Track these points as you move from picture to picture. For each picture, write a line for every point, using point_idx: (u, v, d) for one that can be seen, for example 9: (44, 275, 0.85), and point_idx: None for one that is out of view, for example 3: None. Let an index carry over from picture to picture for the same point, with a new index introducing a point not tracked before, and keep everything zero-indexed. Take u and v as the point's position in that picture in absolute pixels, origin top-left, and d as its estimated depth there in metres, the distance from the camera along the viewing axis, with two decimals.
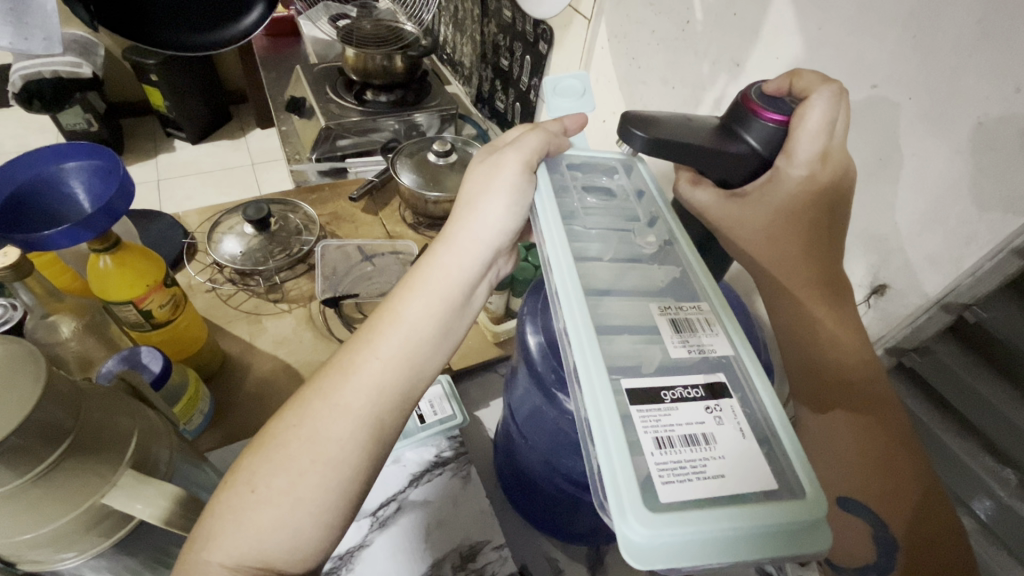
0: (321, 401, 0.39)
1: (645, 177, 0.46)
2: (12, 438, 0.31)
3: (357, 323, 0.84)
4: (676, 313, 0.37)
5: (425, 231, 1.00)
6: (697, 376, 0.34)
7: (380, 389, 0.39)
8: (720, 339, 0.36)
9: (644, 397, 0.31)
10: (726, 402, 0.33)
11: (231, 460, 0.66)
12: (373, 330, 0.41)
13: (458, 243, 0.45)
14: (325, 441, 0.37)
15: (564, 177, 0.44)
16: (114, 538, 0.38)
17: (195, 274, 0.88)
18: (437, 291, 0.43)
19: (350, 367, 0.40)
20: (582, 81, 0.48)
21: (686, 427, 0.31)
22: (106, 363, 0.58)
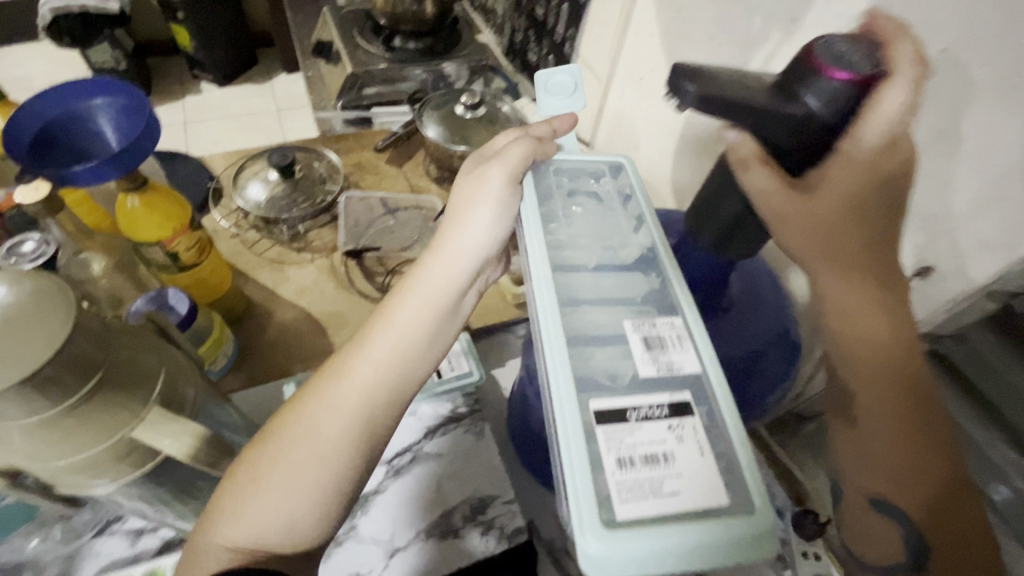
0: (313, 404, 0.41)
1: (630, 178, 0.47)
2: (45, 368, 0.32)
3: (377, 276, 0.84)
4: (648, 329, 0.38)
5: (449, 186, 0.98)
6: (663, 395, 0.35)
7: (368, 391, 0.42)
8: (688, 355, 0.37)
9: (608, 417, 0.34)
10: (689, 420, 0.34)
11: (253, 402, 0.69)
12: (364, 335, 0.44)
13: (445, 253, 0.47)
14: (314, 435, 0.40)
15: (550, 191, 0.47)
16: (143, 469, 0.40)
17: (220, 219, 0.88)
18: (426, 297, 0.45)
19: (339, 368, 0.42)
20: (573, 76, 0.46)
21: (648, 445, 0.33)
22: (135, 303, 0.59)
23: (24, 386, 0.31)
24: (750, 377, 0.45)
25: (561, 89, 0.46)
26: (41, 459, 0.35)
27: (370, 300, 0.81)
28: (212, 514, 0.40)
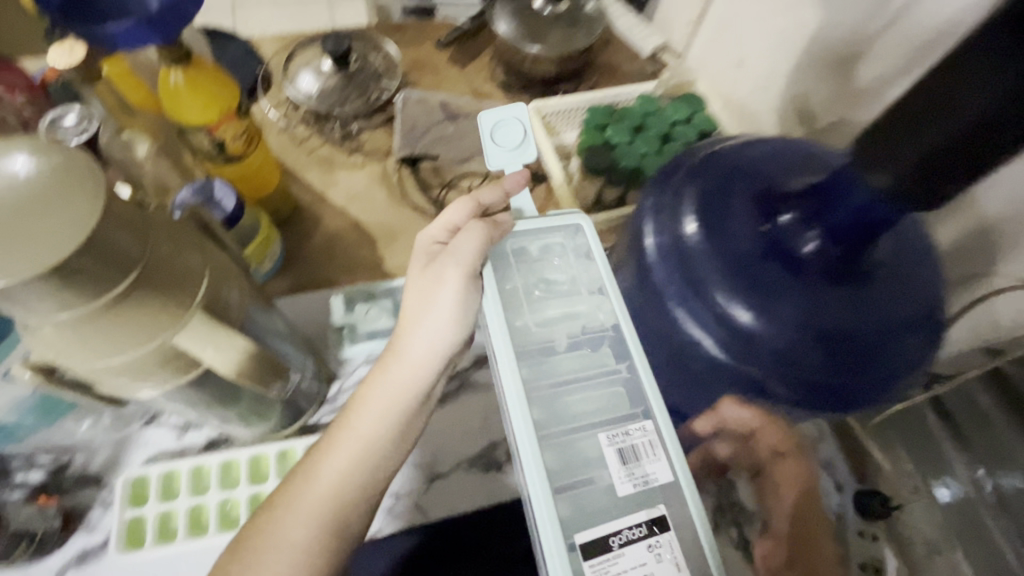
0: (286, 511, 0.42)
1: (589, 241, 0.46)
2: (73, 261, 0.27)
3: (433, 189, 0.77)
4: (623, 440, 0.38)
5: (517, 95, 0.87)
6: (641, 513, 0.36)
7: (338, 487, 0.43)
8: (663, 466, 0.38)
9: (593, 550, 0.34)
10: (667, 536, 0.36)
11: (298, 309, 0.66)
12: (326, 445, 0.45)
13: (406, 355, 0.46)
14: (288, 548, 0.41)
15: (511, 273, 0.45)
16: (187, 376, 0.37)
17: (269, 109, 0.81)
18: (392, 393, 0.45)
19: (313, 473, 0.44)
20: (519, 128, 0.51)
21: (631, 572, 0.34)
22: (179, 193, 0.55)
23: (50, 279, 0.27)
24: (877, 360, 0.38)
25: (508, 136, 0.51)
26: (79, 358, 0.32)
27: (424, 214, 0.75)
28: None
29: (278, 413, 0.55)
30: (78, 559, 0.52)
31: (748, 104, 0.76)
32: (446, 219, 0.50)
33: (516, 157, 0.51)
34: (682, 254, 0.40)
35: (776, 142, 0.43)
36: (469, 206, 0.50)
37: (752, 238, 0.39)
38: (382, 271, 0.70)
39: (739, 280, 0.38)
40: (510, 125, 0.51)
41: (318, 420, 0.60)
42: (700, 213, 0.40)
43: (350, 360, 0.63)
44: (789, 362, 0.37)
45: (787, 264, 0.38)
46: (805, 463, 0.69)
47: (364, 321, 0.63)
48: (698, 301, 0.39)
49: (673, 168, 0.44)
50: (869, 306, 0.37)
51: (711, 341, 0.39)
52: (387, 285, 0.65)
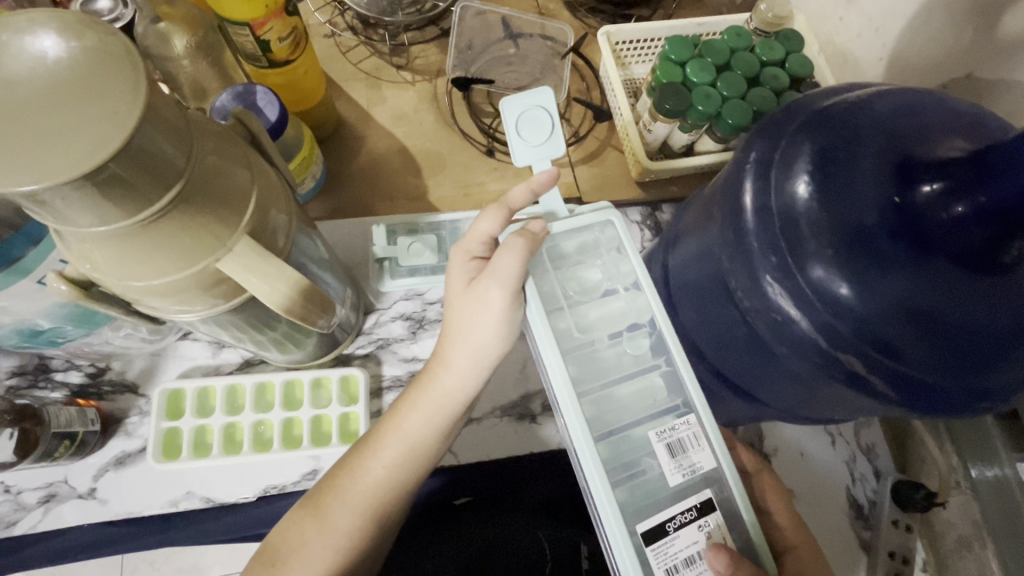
0: (334, 499, 0.44)
1: (619, 233, 0.45)
2: (111, 166, 0.23)
3: (485, 117, 0.71)
4: (669, 434, 0.39)
5: (586, 16, 0.77)
6: (690, 498, 0.37)
7: (384, 480, 0.44)
8: (707, 453, 0.38)
9: (652, 535, 0.35)
10: (713, 516, 0.37)
11: (337, 235, 0.62)
12: (373, 439, 0.45)
13: (451, 361, 0.45)
14: (336, 532, 0.43)
15: (547, 276, 0.44)
16: (231, 302, 0.34)
17: (314, 11, 0.74)
18: (437, 400, 0.45)
19: (355, 467, 0.44)
20: (548, 117, 0.46)
21: (687, 550, 0.36)
22: (220, 96, 0.50)
23: (84, 185, 0.23)
24: (997, 366, 0.32)
25: (535, 130, 0.46)
26: (117, 276, 0.29)
27: (475, 143, 0.69)
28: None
29: (314, 341, 0.53)
30: (116, 462, 0.53)
31: (853, 49, 0.66)
32: (479, 231, 0.45)
33: (544, 153, 0.47)
34: (787, 215, 0.34)
35: (924, 98, 0.36)
36: (501, 214, 0.44)
37: (877, 206, 0.33)
38: (426, 202, 0.66)
39: (852, 253, 0.32)
40: (533, 115, 0.46)
41: (354, 350, 0.59)
42: (817, 171, 0.34)
43: (389, 294, 0.60)
44: (893, 355, 0.32)
45: (913, 241, 0.32)
46: (847, 447, 0.66)
47: (405, 256, 0.59)
48: (797, 271, 0.33)
49: (788, 116, 0.38)
50: (1001, 303, 0.31)
51: (804, 320, 0.34)
52: (432, 220, 0.61)
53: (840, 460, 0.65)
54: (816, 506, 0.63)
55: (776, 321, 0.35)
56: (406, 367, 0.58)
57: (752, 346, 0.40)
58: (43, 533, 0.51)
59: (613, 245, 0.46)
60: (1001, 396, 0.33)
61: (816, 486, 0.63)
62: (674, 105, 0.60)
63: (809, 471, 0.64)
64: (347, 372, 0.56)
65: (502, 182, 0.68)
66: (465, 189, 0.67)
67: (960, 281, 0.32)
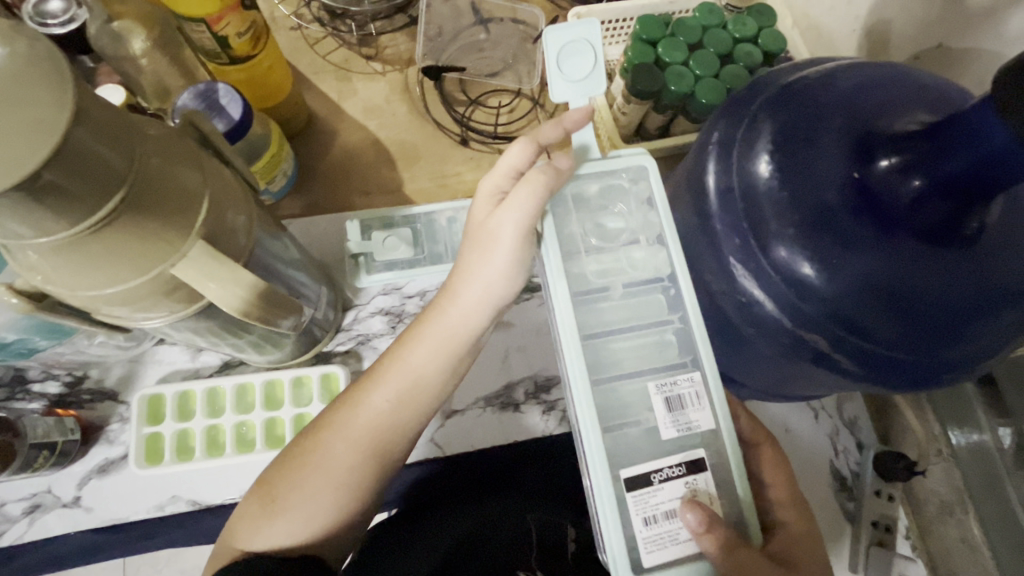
0: (332, 435, 0.42)
1: (650, 186, 0.41)
2: (44, 174, 0.23)
3: (457, 106, 0.70)
4: (670, 388, 0.36)
5: None
6: (677, 454, 0.35)
7: (378, 427, 0.42)
8: (706, 413, 0.36)
9: (634, 483, 0.34)
10: (703, 476, 0.35)
11: (311, 233, 0.62)
12: (374, 373, 0.44)
13: (460, 299, 0.42)
14: (334, 467, 0.41)
15: (569, 221, 0.40)
16: (192, 307, 0.34)
17: (278, 3, 0.72)
18: (440, 335, 0.43)
19: (358, 401, 0.43)
20: (597, 49, 0.42)
21: (670, 503, 0.34)
22: (181, 96, 0.49)
23: (21, 193, 0.23)
24: (965, 337, 0.32)
25: (578, 64, 0.42)
26: (71, 287, 0.29)
27: (449, 134, 0.68)
28: (230, 525, 0.43)
29: (292, 342, 0.52)
30: (100, 470, 0.53)
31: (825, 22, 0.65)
32: (506, 163, 0.42)
33: (582, 90, 0.43)
34: (750, 197, 0.34)
35: (884, 72, 0.36)
36: (531, 149, 0.42)
37: (837, 183, 0.33)
38: (402, 196, 0.65)
39: (814, 231, 0.32)
40: (580, 49, 0.42)
41: (334, 348, 0.58)
42: (779, 150, 0.34)
43: (367, 289, 0.60)
44: (859, 332, 0.32)
45: (875, 218, 0.32)
46: (830, 422, 0.66)
47: (381, 251, 0.59)
48: (761, 252, 0.34)
49: (752, 94, 0.38)
50: (963, 275, 0.32)
51: (767, 299, 0.34)
52: (406, 213, 0.61)
53: (824, 434, 0.65)
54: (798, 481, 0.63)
55: (743, 304, 0.36)
56: None
57: (724, 330, 0.40)
58: (29, 544, 0.51)
59: (636, 190, 0.41)
60: (970, 368, 0.33)
61: (801, 462, 0.64)
62: (647, 87, 0.60)
63: (793, 447, 0.64)
64: (327, 369, 0.56)
65: (478, 172, 0.67)
66: (440, 180, 0.66)
67: (923, 255, 0.32)
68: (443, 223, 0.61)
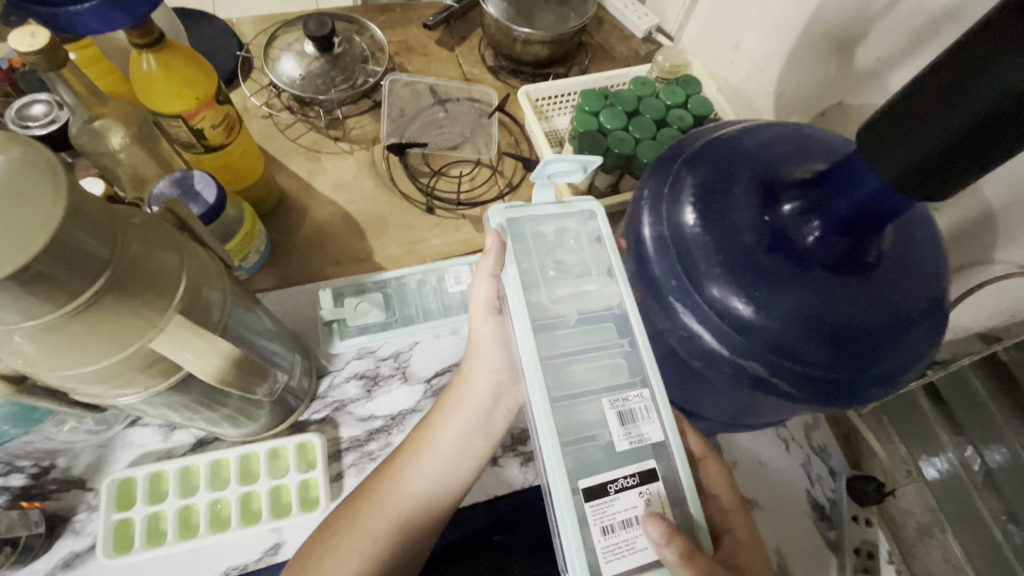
0: (370, 508, 0.49)
1: (599, 227, 0.42)
2: (36, 264, 0.25)
3: (422, 177, 0.75)
4: (622, 402, 0.37)
5: (507, 78, 0.84)
6: (631, 465, 0.35)
7: (417, 497, 0.50)
8: (656, 424, 0.37)
9: (592, 492, 0.34)
10: (655, 486, 0.35)
11: (285, 305, 0.64)
12: (410, 449, 0.52)
13: (472, 385, 0.53)
14: (364, 535, 0.48)
15: (529, 255, 0.40)
16: (169, 380, 0.35)
17: (250, 96, 0.78)
18: (466, 414, 0.53)
19: (397, 473, 0.51)
20: (584, 158, 0.39)
21: (625, 512, 0.34)
22: (157, 185, 0.52)
23: (12, 283, 0.25)
24: (887, 355, 0.36)
25: (565, 173, 0.41)
26: (50, 368, 0.30)
27: (415, 202, 0.73)
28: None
29: (267, 411, 0.53)
30: (64, 564, 0.50)
31: (745, 87, 0.73)
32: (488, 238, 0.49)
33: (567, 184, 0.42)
34: (680, 243, 0.38)
35: (777, 130, 0.41)
36: None
37: (752, 227, 0.37)
38: (372, 263, 0.68)
39: (737, 270, 0.36)
40: (565, 163, 0.40)
41: (310, 416, 0.59)
42: (698, 201, 0.39)
43: (341, 354, 0.62)
44: (792, 357, 0.36)
45: (788, 254, 0.36)
46: (801, 451, 0.67)
47: (354, 316, 0.62)
48: (696, 292, 0.37)
49: (672, 156, 0.43)
50: (873, 299, 0.36)
51: (706, 333, 0.38)
52: (377, 278, 0.65)
53: (797, 464, 0.66)
54: (779, 514, 0.63)
55: (687, 339, 0.39)
56: (364, 426, 0.59)
57: (673, 363, 0.43)
58: None
59: (584, 231, 0.42)
60: (896, 379, 0.37)
61: (779, 496, 0.64)
62: (593, 151, 0.66)
63: (769, 482, 0.64)
64: (303, 439, 0.56)
65: (444, 237, 0.71)
66: (409, 247, 0.70)
67: (836, 286, 0.36)
68: (413, 286, 0.66)
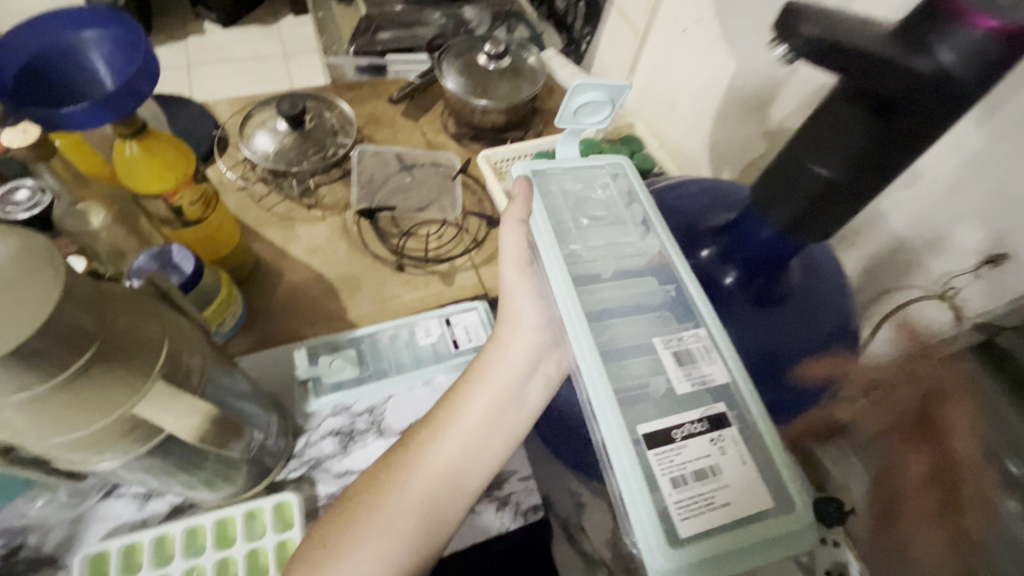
0: (392, 489, 0.50)
1: (630, 179, 0.45)
2: (33, 341, 0.28)
3: (392, 238, 0.80)
4: (677, 342, 0.37)
5: (468, 143, 0.92)
6: (698, 410, 0.35)
7: (437, 477, 0.51)
8: (719, 365, 0.36)
9: (654, 438, 0.33)
10: (728, 432, 0.34)
11: (261, 367, 0.66)
12: (437, 426, 0.53)
13: (508, 349, 0.54)
14: (391, 519, 0.49)
15: (560, 208, 0.43)
16: (149, 443, 0.37)
17: (226, 170, 0.82)
18: (498, 386, 0.53)
19: (425, 451, 0.51)
20: (616, 88, 0.42)
21: (696, 462, 0.33)
22: (136, 259, 0.55)
23: (10, 359, 0.28)
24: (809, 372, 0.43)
25: (593, 107, 0.42)
26: (37, 437, 0.32)
27: (385, 262, 0.77)
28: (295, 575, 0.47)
29: (243, 472, 0.54)
30: None
31: (683, 143, 0.81)
32: None
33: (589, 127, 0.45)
34: None
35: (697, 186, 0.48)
36: None
37: None
38: (346, 322, 0.71)
39: None
40: (596, 92, 0.41)
41: (287, 475, 0.60)
42: None
43: (316, 413, 0.64)
44: None
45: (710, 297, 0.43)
46: None
47: (328, 373, 0.64)
48: None
49: None
50: (791, 328, 0.42)
51: None
52: (350, 335, 0.67)
53: None
54: None
55: None
56: (340, 481, 0.60)
57: None
58: None
59: (616, 186, 0.45)
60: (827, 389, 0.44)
61: None
62: None
63: None
64: (280, 498, 0.57)
65: (414, 292, 0.75)
66: (380, 304, 0.73)
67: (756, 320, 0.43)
68: (385, 341, 0.68)
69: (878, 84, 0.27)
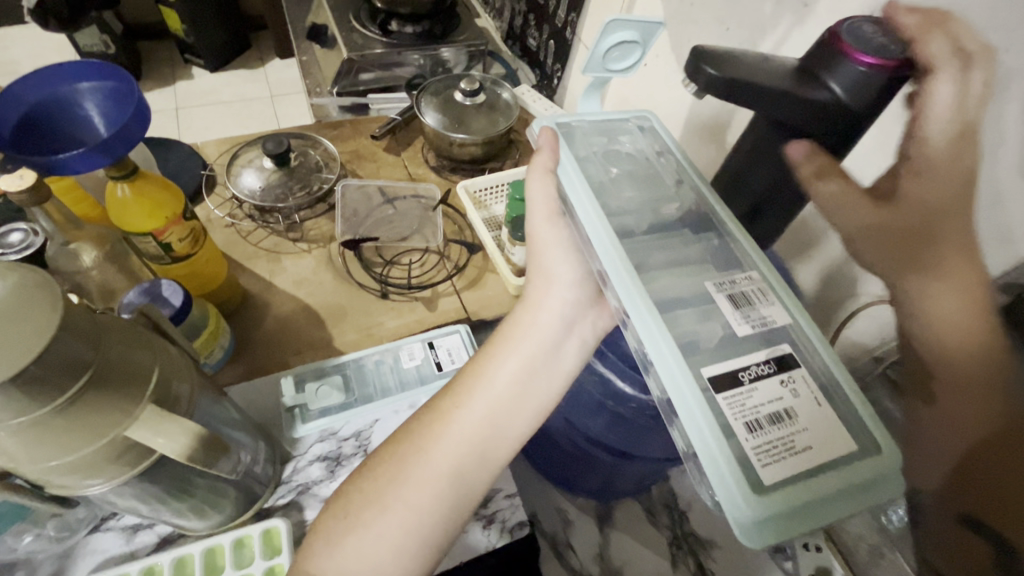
0: (416, 456, 0.46)
1: (659, 134, 0.46)
2: (32, 367, 0.30)
3: (376, 267, 0.83)
4: (731, 286, 0.37)
5: (448, 174, 0.96)
6: (763, 351, 0.34)
7: (465, 442, 0.47)
8: (777, 308, 0.36)
9: (722, 382, 0.32)
10: (797, 373, 0.33)
11: (250, 397, 0.68)
12: (461, 388, 0.49)
13: (536, 305, 0.51)
14: (420, 484, 0.45)
15: (589, 159, 0.44)
16: (140, 466, 0.39)
17: (214, 209, 0.85)
18: (530, 342, 0.50)
19: (450, 415, 0.48)
20: (647, 30, 0.43)
21: (768, 406, 0.32)
22: (127, 295, 0.58)
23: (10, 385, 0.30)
24: None
25: (623, 50, 0.44)
26: (33, 460, 0.34)
27: (370, 290, 0.80)
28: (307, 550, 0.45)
29: (232, 499, 0.55)
30: None
31: None
32: None
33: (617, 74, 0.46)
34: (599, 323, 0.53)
35: None
36: None
37: None
38: (332, 349, 0.73)
39: None
40: (629, 33, 0.43)
41: (275, 502, 0.61)
42: None
43: (303, 438, 0.65)
44: None
45: None
46: None
47: (314, 399, 0.66)
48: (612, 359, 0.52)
49: None
50: None
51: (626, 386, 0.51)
52: (335, 362, 0.70)
53: None
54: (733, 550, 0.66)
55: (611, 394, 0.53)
56: None
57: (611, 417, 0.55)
58: None
59: (645, 141, 0.46)
60: None
61: None
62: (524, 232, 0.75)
63: None
64: (268, 524, 0.57)
65: (398, 318, 0.78)
66: (366, 331, 0.76)
67: None
68: (370, 366, 0.71)
69: (781, 117, 0.33)
